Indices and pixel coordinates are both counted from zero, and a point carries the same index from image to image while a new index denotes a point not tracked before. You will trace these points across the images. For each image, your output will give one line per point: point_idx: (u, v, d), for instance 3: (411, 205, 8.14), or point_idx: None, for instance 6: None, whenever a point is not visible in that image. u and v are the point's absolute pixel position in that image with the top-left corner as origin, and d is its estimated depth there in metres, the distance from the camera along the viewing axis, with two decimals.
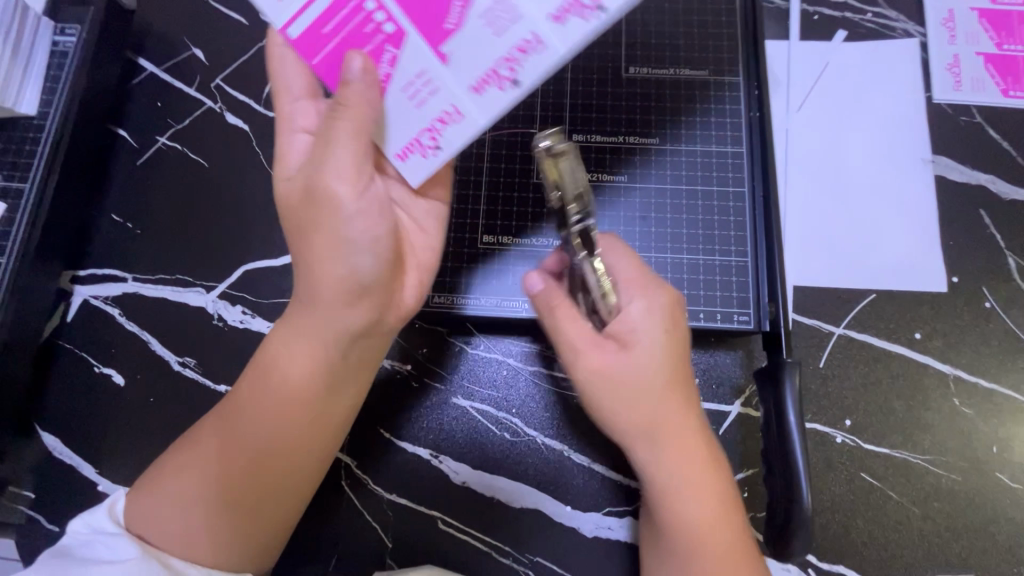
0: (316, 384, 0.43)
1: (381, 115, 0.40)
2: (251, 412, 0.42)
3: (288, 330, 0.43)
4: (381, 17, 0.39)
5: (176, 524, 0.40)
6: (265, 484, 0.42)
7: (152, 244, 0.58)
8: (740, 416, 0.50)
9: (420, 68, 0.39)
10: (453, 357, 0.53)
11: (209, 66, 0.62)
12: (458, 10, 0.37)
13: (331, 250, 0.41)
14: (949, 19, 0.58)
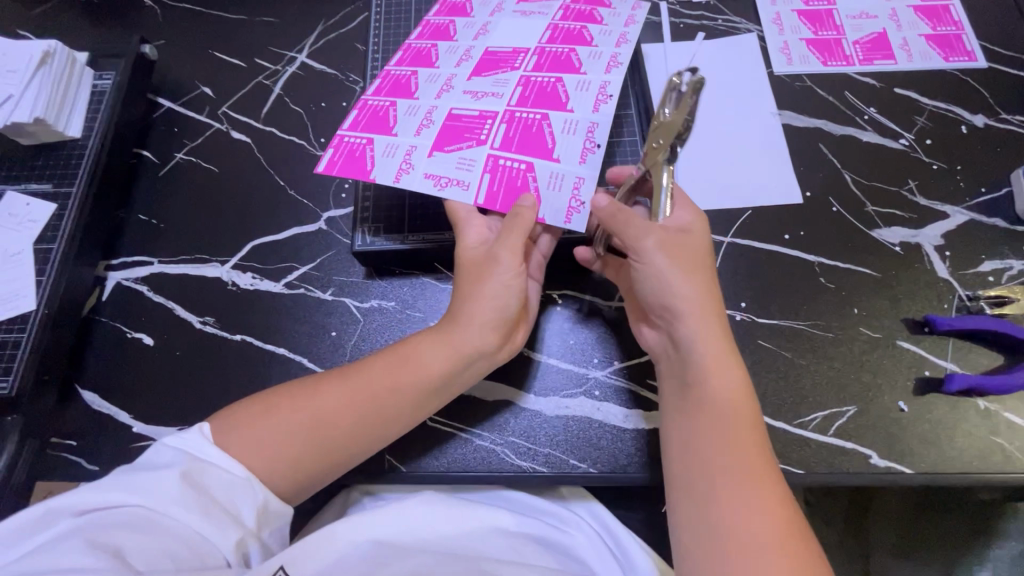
0: (418, 387, 0.54)
1: (453, 168, 0.58)
2: (361, 384, 0.53)
3: (429, 344, 0.55)
4: (486, 125, 0.60)
5: (277, 459, 0.50)
6: (339, 445, 0.52)
7: (174, 233, 0.70)
8: None
9: (479, 136, 0.59)
10: (430, 290, 0.66)
11: (216, 100, 0.78)
12: (495, 96, 0.62)
13: (483, 283, 0.55)
14: (776, 19, 0.79)
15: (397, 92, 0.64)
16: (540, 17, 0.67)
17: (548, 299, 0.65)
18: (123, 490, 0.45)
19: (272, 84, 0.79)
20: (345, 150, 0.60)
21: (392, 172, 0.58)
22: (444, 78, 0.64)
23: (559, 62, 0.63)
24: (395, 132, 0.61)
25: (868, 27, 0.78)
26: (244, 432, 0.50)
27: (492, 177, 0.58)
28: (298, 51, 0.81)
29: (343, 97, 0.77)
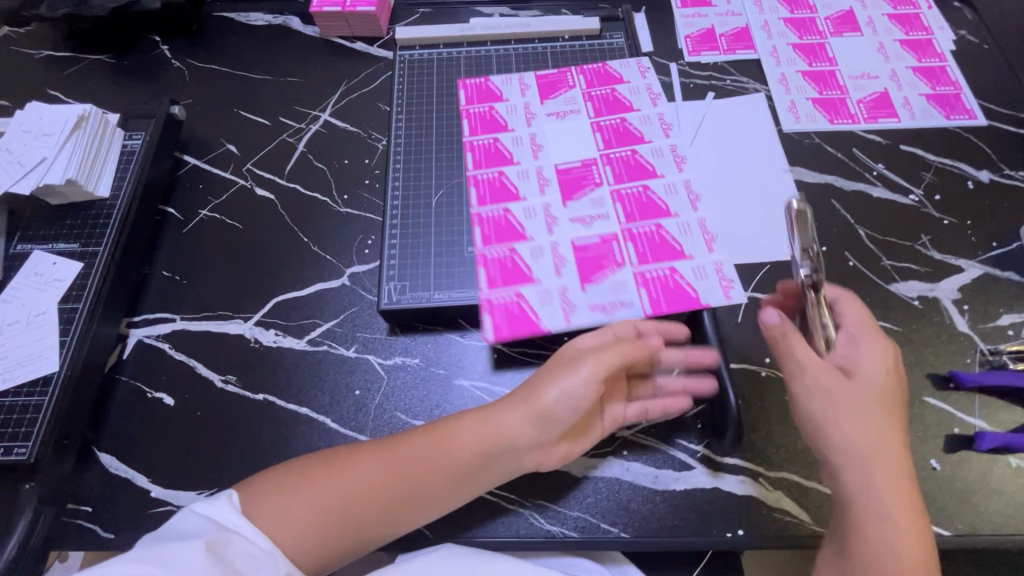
0: (467, 471, 0.52)
1: (612, 287, 0.64)
2: (412, 461, 0.52)
3: (479, 429, 0.54)
4: (614, 248, 0.66)
5: (306, 531, 0.49)
6: (371, 510, 0.51)
7: (198, 289, 0.70)
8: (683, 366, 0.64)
9: (615, 267, 0.65)
10: (453, 347, 0.66)
11: (241, 157, 0.80)
12: (589, 215, 0.68)
13: (557, 370, 0.55)
14: (782, 79, 0.83)
15: (503, 199, 0.70)
16: (577, 115, 0.75)
17: None
18: (144, 558, 0.42)
19: (296, 141, 0.81)
20: (501, 312, 0.63)
21: (560, 316, 0.62)
22: (542, 211, 0.69)
23: (632, 168, 0.71)
24: (534, 276, 0.65)
25: (871, 87, 0.81)
26: (282, 500, 0.49)
27: (649, 287, 0.63)
28: (322, 110, 0.83)
29: (366, 154, 0.79)
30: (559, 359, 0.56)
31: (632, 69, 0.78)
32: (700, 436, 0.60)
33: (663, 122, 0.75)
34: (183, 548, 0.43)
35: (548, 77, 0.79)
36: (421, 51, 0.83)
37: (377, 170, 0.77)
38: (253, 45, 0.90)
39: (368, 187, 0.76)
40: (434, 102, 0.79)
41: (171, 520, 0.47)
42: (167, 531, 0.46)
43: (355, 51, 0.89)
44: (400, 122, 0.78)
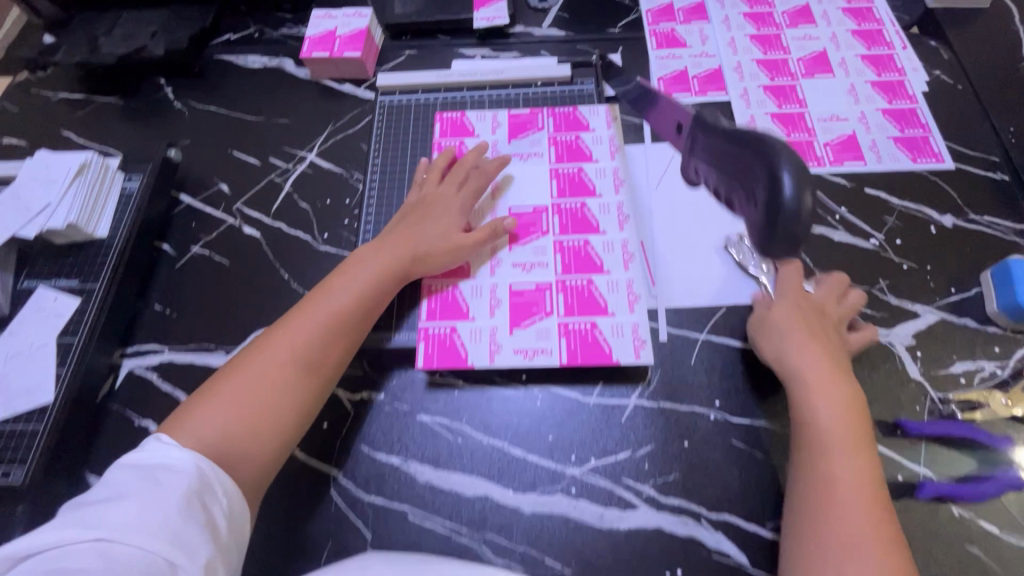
0: (357, 310, 0.66)
1: (534, 336, 0.68)
2: (299, 332, 0.63)
3: (346, 283, 0.67)
4: (546, 296, 0.71)
5: (231, 419, 0.58)
6: (286, 380, 0.61)
7: (186, 322, 0.76)
8: (635, 406, 0.66)
9: (545, 317, 0.69)
10: (416, 384, 0.69)
11: (231, 196, 0.85)
12: (528, 262, 0.73)
13: (339, 279, 0.68)
14: (751, 121, 0.85)
15: (456, 270, 0.73)
16: (538, 158, 0.80)
17: (531, 394, 0.68)
18: (76, 522, 0.47)
19: (283, 182, 0.86)
20: (434, 342, 0.69)
21: (485, 354, 0.68)
22: (489, 250, 0.74)
23: (579, 221, 0.75)
24: (471, 315, 0.71)
25: (839, 129, 0.83)
26: (202, 415, 0.57)
27: (568, 339, 0.68)
28: (309, 150, 0.88)
29: (347, 194, 0.84)
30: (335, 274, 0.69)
31: (600, 117, 0.82)
32: (647, 476, 0.63)
33: (616, 177, 0.77)
34: (114, 507, 0.48)
35: (519, 116, 0.84)
36: (400, 96, 0.88)
37: (356, 210, 0.82)
38: (248, 87, 0.96)
39: (346, 226, 0.81)
40: (409, 150, 0.85)
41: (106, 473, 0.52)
42: (100, 488, 0.51)
43: (343, 92, 0.94)
44: (376, 170, 0.84)
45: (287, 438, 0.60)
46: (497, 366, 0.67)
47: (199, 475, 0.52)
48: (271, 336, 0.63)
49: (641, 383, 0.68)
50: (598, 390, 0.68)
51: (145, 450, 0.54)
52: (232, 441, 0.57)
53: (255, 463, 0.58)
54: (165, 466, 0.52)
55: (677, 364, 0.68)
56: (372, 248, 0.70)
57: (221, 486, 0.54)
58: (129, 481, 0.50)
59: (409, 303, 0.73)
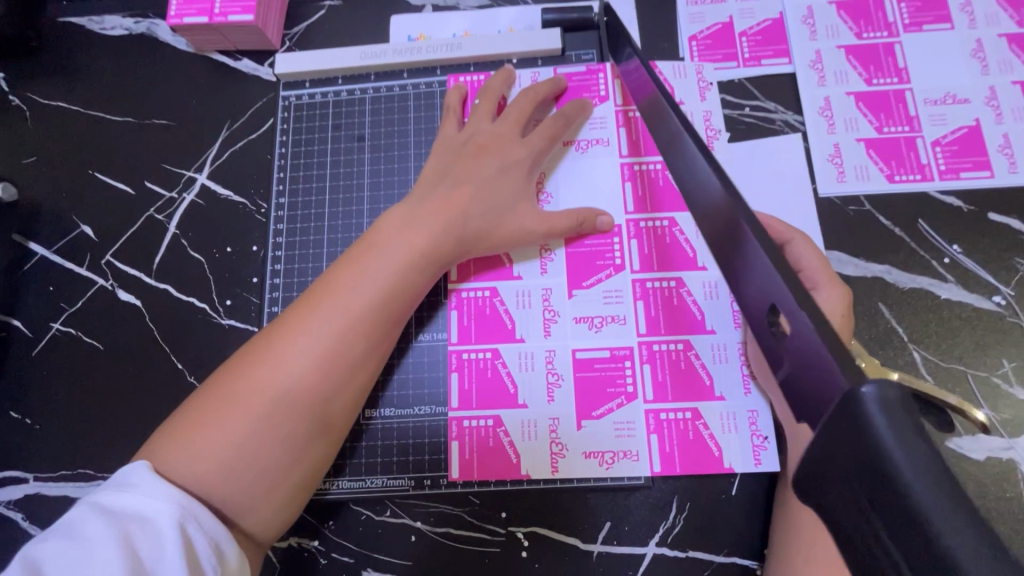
0: (390, 295, 0.47)
1: (613, 433, 0.50)
2: (313, 360, 0.44)
3: (370, 270, 0.46)
4: (626, 369, 0.51)
5: (236, 465, 0.41)
6: (305, 417, 0.44)
7: (51, 435, 0.56)
8: (656, 558, 0.49)
9: (627, 405, 0.50)
10: (358, 525, 0.51)
11: (100, 243, 0.62)
12: (600, 317, 0.52)
13: (358, 263, 0.47)
14: (825, 107, 0.58)
15: (493, 335, 0.52)
16: (604, 146, 0.56)
17: (514, 540, 0.50)
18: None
19: (167, 219, 0.62)
20: (473, 442, 0.51)
21: (545, 458, 0.50)
22: (540, 299, 0.53)
23: (666, 248, 0.53)
24: (521, 400, 0.51)
25: (954, 118, 0.56)
26: (194, 449, 0.41)
27: (661, 436, 0.50)
28: (198, 169, 0.63)
29: (254, 237, 0.60)
30: (351, 254, 0.48)
31: (691, 80, 0.60)
32: None
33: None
34: None
35: (575, 78, 0.59)
36: (312, 90, 0.64)
37: (266, 263, 0.59)
38: (106, 67, 0.68)
39: (254, 288, 0.59)
40: (328, 173, 0.61)
41: (64, 520, 0.37)
42: (58, 539, 0.36)
43: (240, 71, 0.66)
44: (289, 203, 0.61)
45: (286, 504, 0.44)
46: (564, 478, 0.50)
47: (191, 522, 0.38)
48: (251, 356, 0.44)
49: (664, 522, 0.49)
50: (604, 532, 0.50)
51: (124, 480, 0.39)
52: (231, 492, 0.41)
53: (263, 513, 0.43)
54: (139, 512, 0.37)
55: (713, 497, 0.49)
56: (392, 226, 0.49)
57: (219, 543, 0.39)
58: (101, 532, 0.35)
59: (430, 373, 0.52)
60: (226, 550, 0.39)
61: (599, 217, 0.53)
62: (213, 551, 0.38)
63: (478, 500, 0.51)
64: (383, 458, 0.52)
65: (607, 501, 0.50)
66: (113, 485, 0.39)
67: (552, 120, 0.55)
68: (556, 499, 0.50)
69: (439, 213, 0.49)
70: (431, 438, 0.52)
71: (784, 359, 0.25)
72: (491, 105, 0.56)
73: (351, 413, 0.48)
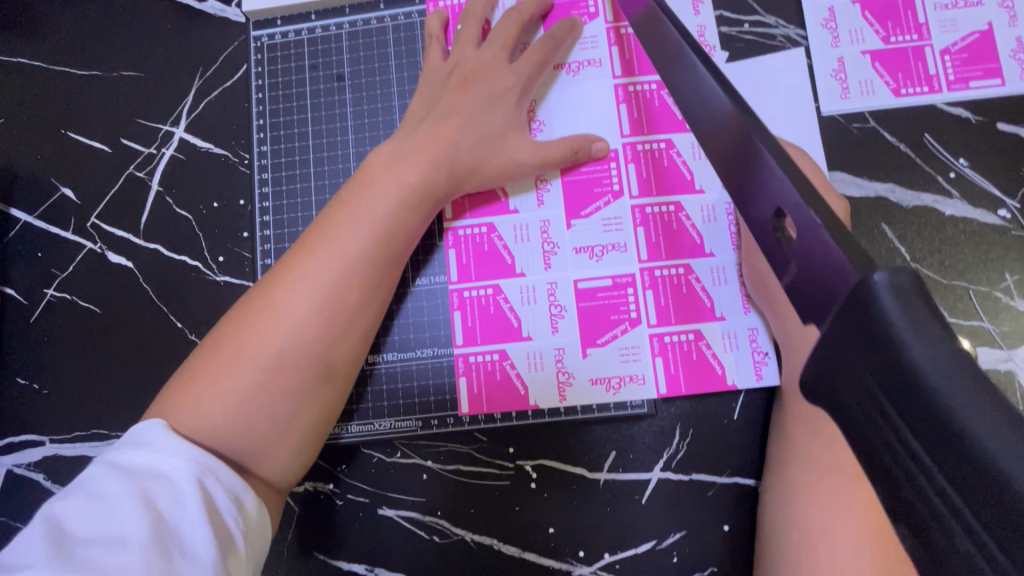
0: (385, 235, 0.46)
1: (618, 359, 0.50)
2: (312, 304, 0.43)
3: (362, 209, 0.45)
4: (629, 296, 0.50)
5: (246, 409, 0.42)
6: (310, 360, 0.43)
7: (61, 398, 0.57)
8: (661, 482, 0.50)
9: (631, 331, 0.50)
10: (371, 467, 0.53)
11: (82, 206, 0.60)
12: (601, 246, 0.51)
13: (350, 203, 0.45)
14: (829, 18, 0.55)
15: (491, 271, 0.52)
16: (596, 69, 0.53)
17: (523, 474, 0.51)
18: (60, 564, 0.33)
19: (149, 177, 0.60)
20: (480, 376, 0.51)
21: (551, 388, 0.51)
22: (538, 231, 0.52)
23: (664, 171, 0.51)
24: (524, 333, 0.51)
25: (965, 23, 0.53)
26: (204, 395, 0.41)
27: (666, 359, 0.50)
28: (174, 123, 0.60)
29: (240, 191, 0.59)
30: (342, 195, 0.46)
31: None
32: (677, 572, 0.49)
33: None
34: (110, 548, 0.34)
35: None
36: (284, 28, 0.60)
37: (256, 216, 0.58)
38: (61, 15, 0.63)
39: (245, 243, 0.58)
40: (309, 117, 0.59)
41: (82, 479, 0.38)
42: (78, 496, 0.36)
43: (205, 12, 0.62)
44: (273, 151, 0.59)
45: (299, 446, 0.45)
46: (572, 405, 0.50)
47: (209, 476, 0.39)
48: (251, 306, 0.44)
49: (668, 449, 0.50)
50: (610, 460, 0.51)
51: (139, 439, 0.39)
52: (244, 435, 0.42)
53: (278, 454, 0.44)
54: (156, 469, 0.38)
55: (716, 423, 0.50)
56: (380, 166, 0.47)
57: (238, 495, 0.40)
58: (120, 488, 0.36)
59: (431, 314, 0.52)
60: (246, 500, 0.40)
61: (594, 143, 0.51)
62: (233, 503, 0.39)
63: (487, 439, 0.52)
64: (390, 398, 0.52)
65: (611, 433, 0.51)
66: (127, 444, 0.39)
67: (540, 44, 0.51)
68: (562, 431, 0.51)
69: (427, 147, 0.47)
70: (436, 376, 0.52)
71: (789, 261, 0.24)
72: (474, 31, 0.53)
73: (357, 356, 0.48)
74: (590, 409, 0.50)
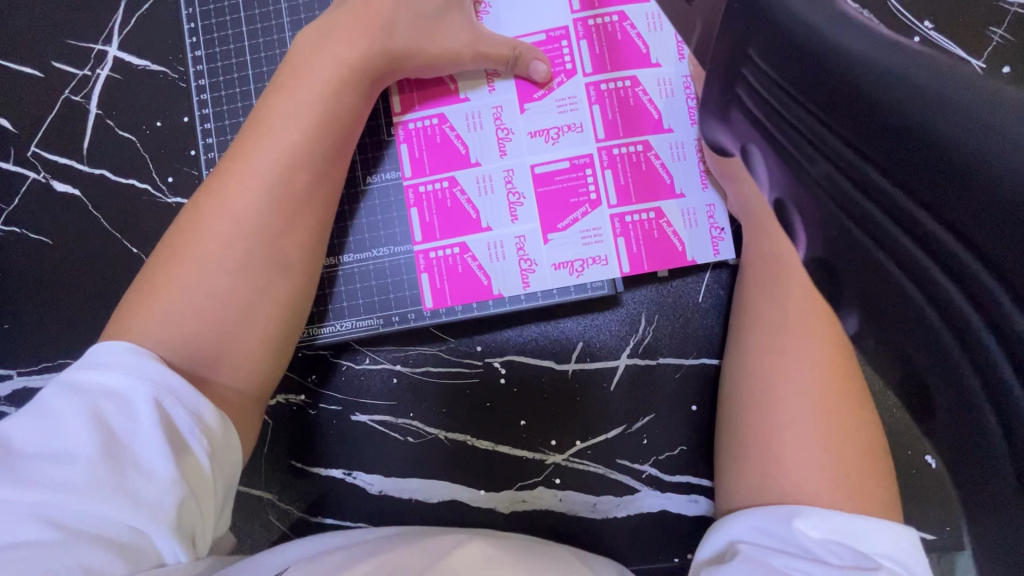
0: (325, 123, 0.45)
1: (580, 242, 0.50)
2: (253, 194, 0.42)
3: (299, 97, 0.44)
4: (588, 177, 0.50)
5: (197, 303, 0.41)
6: (258, 253, 0.43)
7: (25, 332, 0.56)
8: (628, 368, 0.50)
9: (592, 213, 0.50)
10: (339, 375, 0.53)
11: (20, 135, 0.57)
12: (555, 128, 0.50)
13: (286, 94, 0.45)
14: None
15: (445, 164, 0.50)
16: None
17: (491, 371, 0.51)
18: (8, 479, 0.32)
19: (86, 100, 0.57)
20: (441, 270, 0.51)
21: (515, 276, 0.50)
22: (491, 118, 0.50)
23: (618, 46, 0.49)
24: (483, 223, 0.50)
25: None
26: (155, 292, 0.41)
27: (627, 239, 0.50)
28: (107, 41, 0.57)
29: (182, 107, 0.56)
30: (278, 86, 0.45)
31: None
32: (648, 453, 0.50)
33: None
34: (63, 463, 0.33)
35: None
36: None
37: (201, 132, 0.56)
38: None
39: (193, 161, 0.56)
40: (244, 19, 0.56)
41: (35, 398, 0.36)
42: (28, 415, 0.35)
43: None
44: (210, 63, 0.56)
45: (260, 343, 0.44)
46: (536, 291, 0.50)
47: (166, 395, 0.37)
48: (201, 209, 0.42)
49: (634, 335, 0.50)
50: (578, 350, 0.51)
51: (92, 359, 0.38)
52: (196, 330, 0.40)
53: (237, 355, 0.42)
54: (109, 387, 0.36)
55: (680, 305, 0.50)
56: (309, 48, 0.46)
57: (199, 414, 0.38)
58: (71, 407, 0.35)
59: (386, 214, 0.51)
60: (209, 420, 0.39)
61: (536, 60, 0.49)
62: (194, 422, 0.38)
63: (452, 337, 0.52)
64: (352, 302, 0.52)
65: (577, 322, 0.51)
66: (82, 362, 0.38)
67: None
68: (529, 324, 0.51)
69: (368, 34, 0.46)
70: (395, 274, 0.51)
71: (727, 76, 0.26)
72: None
73: (310, 256, 0.47)
74: (554, 299, 0.50)
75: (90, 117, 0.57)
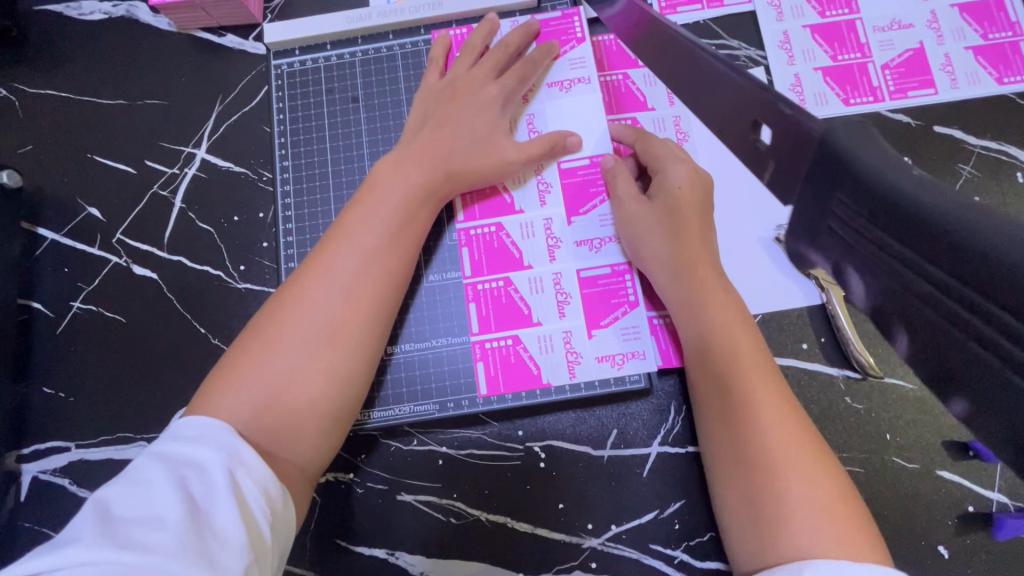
0: (396, 228, 0.53)
1: (620, 336, 0.56)
2: (335, 289, 0.49)
3: (379, 206, 0.53)
4: (627, 282, 0.57)
5: (288, 387, 0.46)
6: (341, 339, 0.49)
7: (88, 406, 0.59)
8: (660, 456, 0.54)
9: (631, 312, 0.56)
10: (391, 456, 0.56)
11: (108, 223, 0.64)
12: (598, 239, 0.58)
13: (365, 206, 0.53)
14: (784, 41, 0.64)
15: (502, 265, 0.58)
16: (586, 85, 0.61)
17: (532, 455, 0.55)
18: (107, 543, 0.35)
19: (173, 195, 0.64)
20: (495, 359, 0.57)
21: (563, 366, 0.56)
22: (542, 228, 0.59)
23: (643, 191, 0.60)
24: (535, 318, 0.57)
25: (901, 44, 0.63)
26: (248, 379, 0.46)
27: (659, 334, 0.56)
28: (196, 145, 0.65)
29: (260, 204, 0.63)
30: (359, 196, 0.54)
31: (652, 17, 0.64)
32: (679, 539, 0.53)
33: (679, 131, 0.61)
34: (153, 528, 0.37)
35: (551, 23, 0.63)
36: (302, 56, 0.66)
37: (274, 228, 0.63)
38: (82, 46, 0.67)
39: (265, 252, 0.62)
40: (327, 135, 0.65)
41: (129, 469, 0.41)
42: (124, 485, 0.39)
43: (225, 47, 0.66)
44: (289, 168, 0.64)
45: (328, 420, 0.48)
46: (582, 380, 0.56)
47: (240, 468, 0.41)
48: (288, 303, 0.49)
49: (664, 424, 0.55)
50: (612, 439, 0.55)
51: (181, 433, 0.42)
52: (286, 408, 0.46)
53: (312, 430, 0.47)
54: (195, 459, 0.41)
55: None
56: (389, 168, 0.55)
57: (266, 488, 0.42)
58: (162, 477, 0.39)
59: (445, 308, 0.58)
60: (274, 493, 0.42)
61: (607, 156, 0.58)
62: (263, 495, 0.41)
63: (497, 422, 0.56)
64: (410, 388, 0.57)
65: (612, 411, 0.56)
66: (170, 437, 0.42)
67: (522, 62, 0.60)
68: (566, 412, 0.56)
69: (435, 160, 0.55)
70: (453, 363, 0.57)
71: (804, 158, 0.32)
72: (473, 53, 0.61)
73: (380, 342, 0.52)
74: (593, 391, 0.55)
75: (174, 211, 0.64)
